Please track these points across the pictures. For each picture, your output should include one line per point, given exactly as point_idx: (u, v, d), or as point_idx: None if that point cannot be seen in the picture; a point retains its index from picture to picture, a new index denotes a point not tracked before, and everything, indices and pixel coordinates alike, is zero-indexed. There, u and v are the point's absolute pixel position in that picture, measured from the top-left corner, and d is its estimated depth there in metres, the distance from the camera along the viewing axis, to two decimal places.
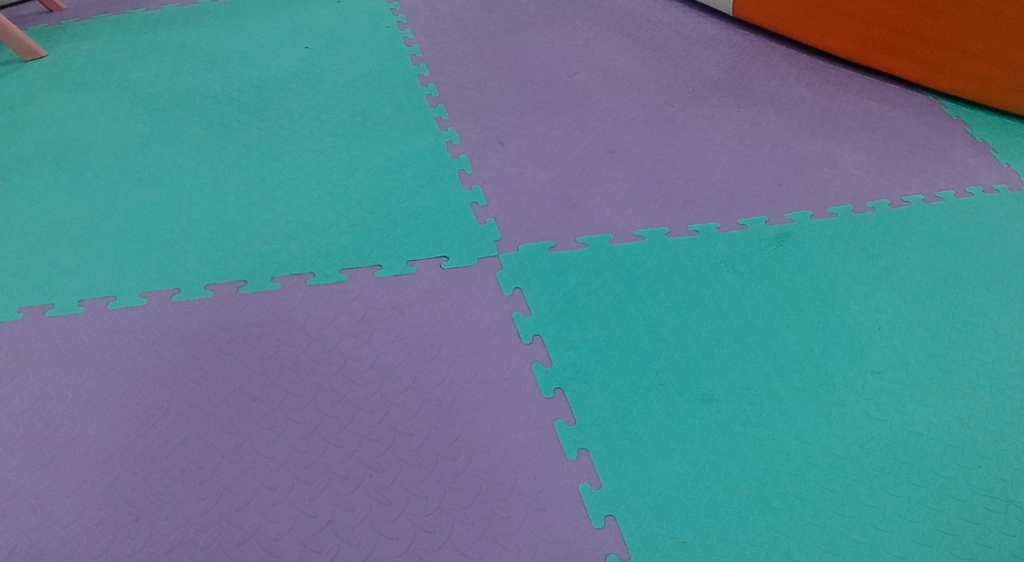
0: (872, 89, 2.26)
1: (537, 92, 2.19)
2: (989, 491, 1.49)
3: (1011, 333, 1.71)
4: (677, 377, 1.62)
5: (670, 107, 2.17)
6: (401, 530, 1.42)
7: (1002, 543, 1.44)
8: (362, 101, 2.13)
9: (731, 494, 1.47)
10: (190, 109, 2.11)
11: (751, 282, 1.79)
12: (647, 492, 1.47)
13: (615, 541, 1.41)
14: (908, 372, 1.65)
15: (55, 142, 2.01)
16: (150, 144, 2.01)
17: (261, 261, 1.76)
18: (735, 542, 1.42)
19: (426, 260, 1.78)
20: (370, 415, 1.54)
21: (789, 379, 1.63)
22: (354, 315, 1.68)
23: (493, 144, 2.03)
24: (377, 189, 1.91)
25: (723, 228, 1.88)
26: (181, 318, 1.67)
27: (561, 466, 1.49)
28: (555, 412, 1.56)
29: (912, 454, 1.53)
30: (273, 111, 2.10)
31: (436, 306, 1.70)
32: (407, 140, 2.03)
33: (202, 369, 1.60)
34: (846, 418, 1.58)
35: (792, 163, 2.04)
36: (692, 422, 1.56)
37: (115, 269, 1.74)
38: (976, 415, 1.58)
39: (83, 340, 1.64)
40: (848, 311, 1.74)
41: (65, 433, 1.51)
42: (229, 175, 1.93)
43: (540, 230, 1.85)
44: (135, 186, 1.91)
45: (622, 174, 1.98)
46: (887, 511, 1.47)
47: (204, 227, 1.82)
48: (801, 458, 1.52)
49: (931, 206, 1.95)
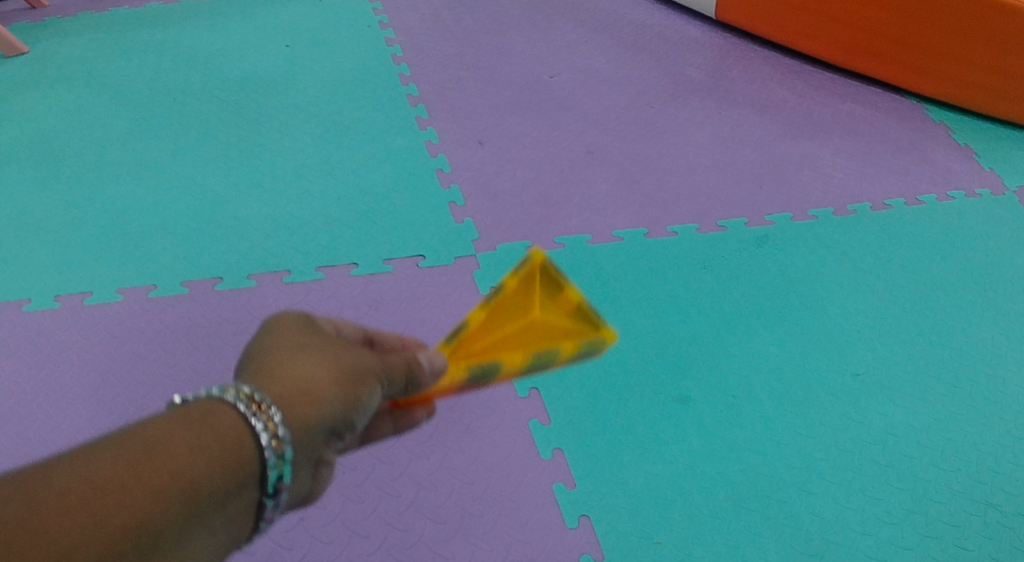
0: (856, 93, 2.26)
1: (518, 93, 2.17)
2: (970, 495, 1.56)
3: (992, 339, 1.79)
4: (655, 378, 1.67)
5: (651, 108, 2.16)
6: (374, 529, 1.50)
7: (982, 546, 1.50)
8: (342, 98, 2.12)
9: (708, 497, 1.54)
10: (170, 105, 2.09)
11: (730, 285, 1.81)
12: (624, 492, 1.53)
13: (589, 542, 1.47)
14: (887, 374, 1.72)
15: (32, 139, 2.00)
16: (128, 139, 1.99)
17: (237, 258, 1.75)
18: (711, 543, 1.48)
19: (403, 258, 1.76)
20: None
21: (768, 382, 1.69)
22: (331, 314, 1.65)
23: (473, 143, 2.01)
24: (356, 184, 1.90)
25: (702, 229, 1.89)
26: (157, 315, 1.67)
27: (536, 466, 1.56)
28: (530, 412, 1.63)
29: (891, 456, 1.61)
30: (252, 109, 2.08)
31: (412, 305, 1.68)
32: (386, 137, 2.01)
33: (177, 366, 1.60)
34: (823, 420, 1.65)
35: (775, 166, 2.04)
36: (670, 422, 1.62)
37: (92, 265, 1.74)
38: (956, 419, 1.66)
39: (59, 335, 1.64)
40: (827, 313, 1.80)
41: (38, 430, 1.51)
42: (208, 171, 1.92)
43: (518, 229, 1.83)
44: (113, 181, 1.89)
45: (602, 174, 1.97)
46: (865, 513, 1.53)
47: (181, 224, 1.81)
48: (777, 460, 1.59)
49: (912, 210, 2.01)
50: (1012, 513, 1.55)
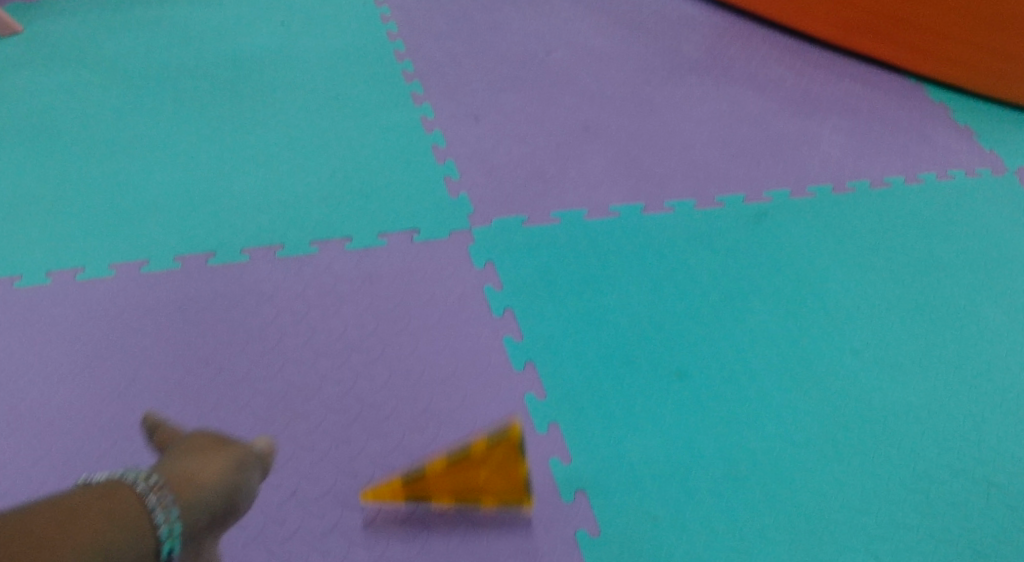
0: (854, 72, 2.24)
1: (514, 70, 2.15)
2: (972, 474, 1.55)
3: (993, 318, 1.78)
4: (652, 352, 1.66)
5: (647, 86, 2.14)
6: (367, 503, 1.45)
7: (985, 525, 1.49)
8: (337, 74, 2.09)
9: (705, 472, 1.52)
10: (161, 78, 2.05)
11: (728, 260, 1.80)
12: (621, 467, 1.52)
13: (585, 517, 1.46)
14: (886, 352, 1.71)
15: (19, 111, 1.95)
16: (120, 116, 1.95)
17: (231, 233, 1.74)
18: (710, 520, 1.47)
19: (398, 233, 1.76)
20: (337, 387, 1.56)
21: (766, 357, 1.67)
22: (324, 287, 1.67)
23: (468, 119, 2.00)
24: (351, 159, 1.88)
25: (699, 204, 1.88)
26: (150, 290, 1.66)
27: (532, 440, 1.53)
28: (526, 385, 1.59)
29: (892, 433, 1.59)
30: (249, 87, 2.04)
31: (406, 279, 1.70)
32: (381, 113, 1.99)
33: (169, 340, 1.59)
34: (822, 395, 1.63)
35: (773, 143, 2.03)
36: (667, 396, 1.61)
37: (84, 241, 1.72)
38: (959, 397, 1.65)
39: (51, 311, 1.62)
40: (827, 290, 1.79)
41: (29, 405, 1.50)
42: (201, 146, 1.89)
43: (515, 204, 1.84)
44: (105, 156, 1.86)
45: (599, 150, 1.97)
46: (867, 490, 1.52)
47: (174, 199, 1.79)
48: (775, 436, 1.57)
49: (912, 187, 2.00)
50: (1014, 492, 1.54)
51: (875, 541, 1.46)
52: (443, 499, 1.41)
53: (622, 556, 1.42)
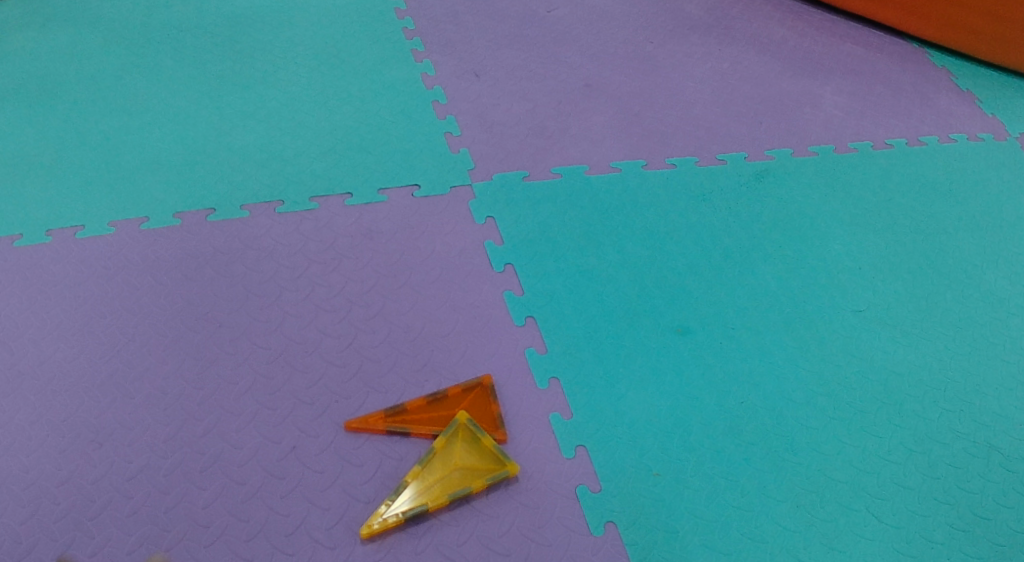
0: (857, 35, 2.23)
1: (515, 27, 2.11)
2: (971, 436, 1.57)
3: (994, 282, 1.78)
4: (653, 309, 1.65)
5: (650, 44, 2.12)
6: (367, 457, 1.45)
7: (983, 488, 1.52)
8: (337, 31, 2.04)
9: (706, 429, 1.52)
10: (157, 33, 2.00)
11: (729, 218, 1.79)
12: (622, 423, 1.51)
13: (586, 473, 1.46)
14: (888, 312, 1.71)
15: (12, 63, 1.89)
16: (115, 72, 1.91)
17: (230, 190, 1.72)
18: (709, 476, 1.48)
19: (398, 188, 1.75)
20: (337, 341, 1.56)
21: (768, 315, 1.67)
22: (324, 243, 1.67)
23: (469, 76, 1.97)
24: (350, 116, 1.86)
25: (701, 162, 1.88)
26: (149, 247, 1.64)
27: (533, 395, 1.52)
28: (527, 340, 1.59)
29: (893, 394, 1.60)
30: (245, 42, 1.99)
31: (407, 234, 1.69)
32: (380, 70, 1.96)
33: (169, 297, 1.58)
34: (823, 353, 1.63)
35: (775, 103, 2.02)
36: (668, 353, 1.60)
37: (82, 198, 1.69)
38: (960, 360, 1.66)
39: (50, 269, 1.60)
40: (828, 250, 1.78)
41: (30, 362, 1.50)
42: (200, 102, 1.86)
43: (515, 160, 1.83)
44: (103, 113, 1.83)
45: (600, 108, 1.95)
46: (868, 451, 1.53)
47: (173, 157, 1.76)
48: (776, 393, 1.57)
49: (914, 150, 1.99)
50: (1014, 456, 1.56)
51: (874, 501, 1.48)
52: (432, 501, 1.38)
53: (623, 512, 1.43)
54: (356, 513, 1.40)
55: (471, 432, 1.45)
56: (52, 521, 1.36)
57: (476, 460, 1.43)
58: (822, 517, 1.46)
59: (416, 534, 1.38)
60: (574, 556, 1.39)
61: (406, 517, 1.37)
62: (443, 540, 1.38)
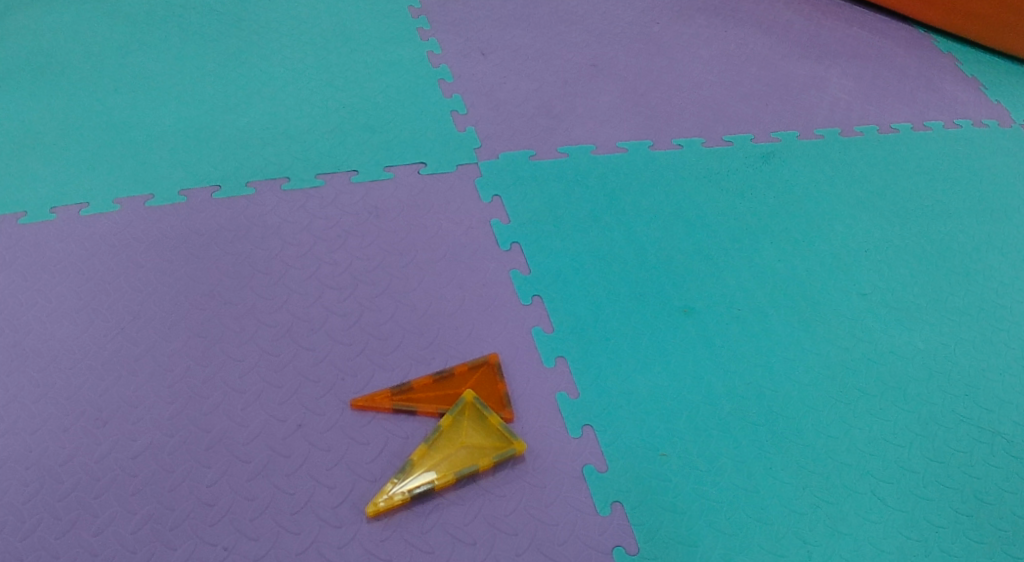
0: (862, 19, 2.22)
1: (521, 6, 2.10)
2: (976, 422, 1.57)
3: (998, 267, 1.78)
4: (660, 289, 1.65)
5: (656, 25, 2.11)
6: (372, 436, 1.44)
7: (987, 474, 1.52)
8: (341, 7, 2.03)
9: (713, 410, 1.52)
10: (162, 10, 1.98)
11: (736, 199, 1.79)
12: (629, 403, 1.51)
13: (593, 453, 1.45)
14: (894, 295, 1.70)
15: (17, 40, 1.88)
16: (120, 48, 1.89)
17: (236, 167, 1.71)
18: (716, 458, 1.47)
19: (404, 166, 1.75)
20: (343, 318, 1.55)
21: (774, 297, 1.67)
22: (330, 221, 1.66)
23: (475, 54, 1.97)
24: (356, 95, 1.85)
25: (707, 144, 1.88)
26: (155, 224, 1.63)
27: (539, 374, 1.52)
28: (533, 320, 1.58)
29: (899, 377, 1.60)
30: (249, 18, 1.98)
31: (413, 213, 1.68)
32: (385, 49, 1.95)
33: (174, 275, 1.57)
34: (829, 336, 1.63)
35: (780, 85, 2.02)
36: (674, 333, 1.60)
37: (87, 175, 1.68)
38: (964, 344, 1.66)
39: (55, 247, 1.59)
40: (835, 233, 1.78)
41: (36, 339, 1.49)
42: (204, 80, 1.85)
43: (522, 139, 1.82)
44: (108, 91, 1.81)
45: (606, 88, 1.95)
46: (874, 434, 1.53)
47: (178, 134, 1.75)
48: (783, 375, 1.57)
49: (919, 134, 1.99)
50: (1016, 442, 1.56)
51: (879, 485, 1.48)
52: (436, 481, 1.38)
53: (629, 493, 1.43)
54: (363, 491, 1.39)
55: (478, 410, 1.44)
56: (55, 500, 1.35)
57: (482, 439, 1.42)
58: (827, 499, 1.45)
59: (423, 513, 1.37)
60: (580, 536, 1.38)
61: (412, 495, 1.37)
62: (449, 519, 1.37)
